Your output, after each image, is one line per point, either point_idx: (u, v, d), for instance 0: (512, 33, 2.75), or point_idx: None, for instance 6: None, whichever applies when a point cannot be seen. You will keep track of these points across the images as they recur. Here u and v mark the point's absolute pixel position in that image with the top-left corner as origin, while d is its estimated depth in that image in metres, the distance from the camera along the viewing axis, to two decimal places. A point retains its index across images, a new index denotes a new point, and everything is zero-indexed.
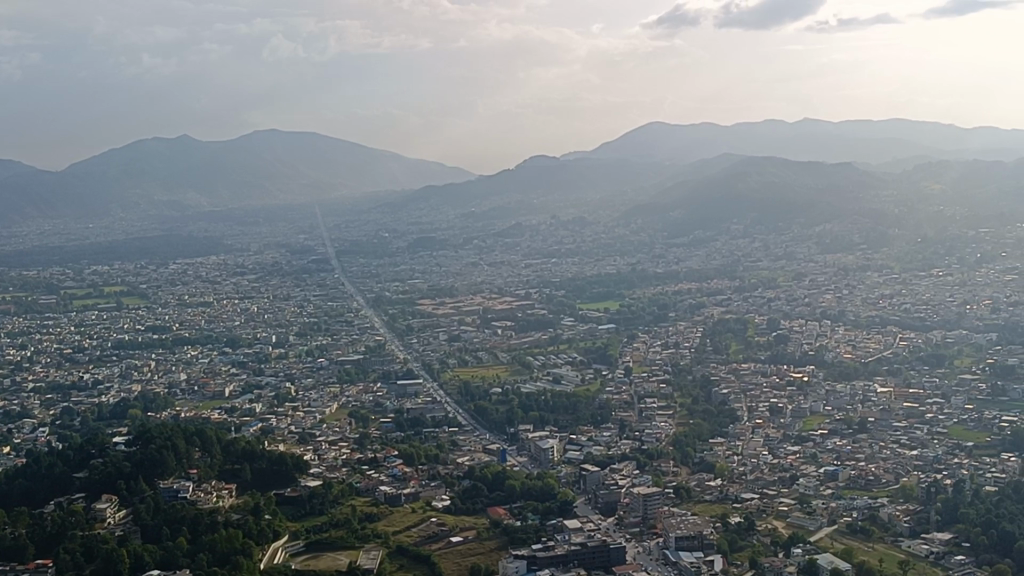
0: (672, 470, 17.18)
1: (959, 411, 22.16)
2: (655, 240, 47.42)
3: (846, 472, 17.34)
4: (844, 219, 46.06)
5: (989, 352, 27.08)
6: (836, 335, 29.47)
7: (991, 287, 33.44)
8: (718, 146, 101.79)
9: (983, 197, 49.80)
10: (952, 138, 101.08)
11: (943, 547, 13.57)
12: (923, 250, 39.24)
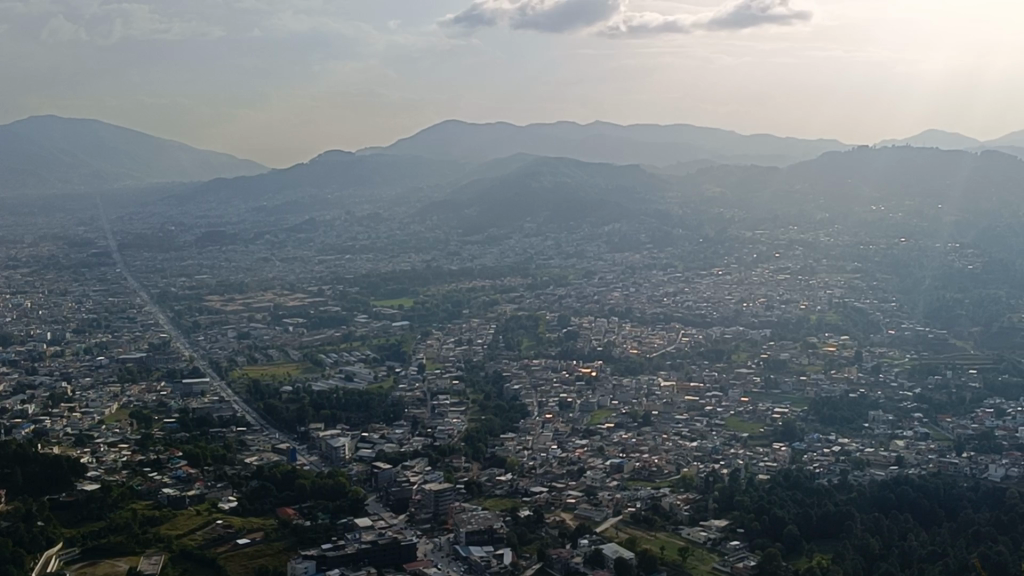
0: (463, 466, 17.21)
1: (735, 404, 23.16)
2: (451, 237, 47.62)
3: (631, 463, 17.82)
4: (633, 220, 47.51)
5: (763, 348, 28.47)
6: (623, 331, 30.32)
7: (766, 285, 35.19)
8: (514, 144, 103.25)
9: (760, 200, 52.41)
10: (734, 143, 105.94)
11: (719, 533, 14.09)
12: (705, 251, 40.92)
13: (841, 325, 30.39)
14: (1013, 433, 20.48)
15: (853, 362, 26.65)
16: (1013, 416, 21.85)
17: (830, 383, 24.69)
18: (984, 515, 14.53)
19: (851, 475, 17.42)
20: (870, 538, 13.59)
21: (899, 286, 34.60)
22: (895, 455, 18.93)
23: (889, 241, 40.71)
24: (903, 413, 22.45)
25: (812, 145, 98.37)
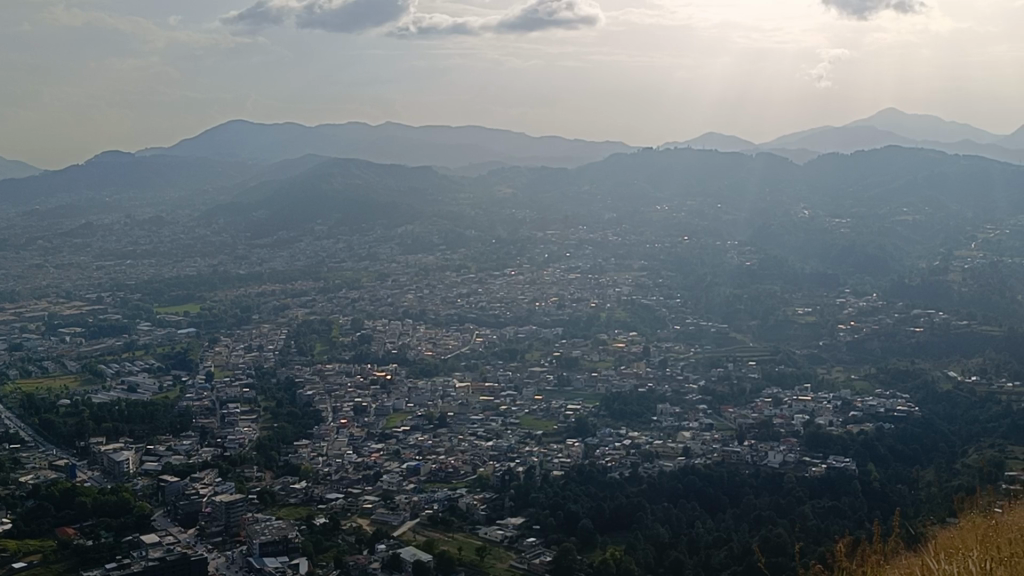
0: (256, 475, 16.61)
1: (529, 402, 23.36)
2: (240, 240, 46.31)
3: (426, 466, 17.70)
4: (425, 221, 47.47)
5: (556, 346, 28.90)
6: (417, 333, 30.16)
7: (556, 285, 35.80)
8: (303, 145, 101.51)
9: (551, 202, 53.37)
10: (523, 143, 107.60)
11: (516, 531, 14.07)
12: (497, 251, 41.31)
13: (629, 321, 31.23)
14: (790, 420, 21.50)
15: (642, 358, 27.41)
16: (790, 404, 22.95)
17: (620, 378, 25.29)
18: (765, 500, 15.08)
19: (641, 467, 17.80)
20: (661, 527, 13.85)
21: (682, 282, 35.86)
22: (682, 446, 19.53)
23: (673, 240, 42.21)
24: (689, 405, 23.23)
25: (598, 148, 101.03)
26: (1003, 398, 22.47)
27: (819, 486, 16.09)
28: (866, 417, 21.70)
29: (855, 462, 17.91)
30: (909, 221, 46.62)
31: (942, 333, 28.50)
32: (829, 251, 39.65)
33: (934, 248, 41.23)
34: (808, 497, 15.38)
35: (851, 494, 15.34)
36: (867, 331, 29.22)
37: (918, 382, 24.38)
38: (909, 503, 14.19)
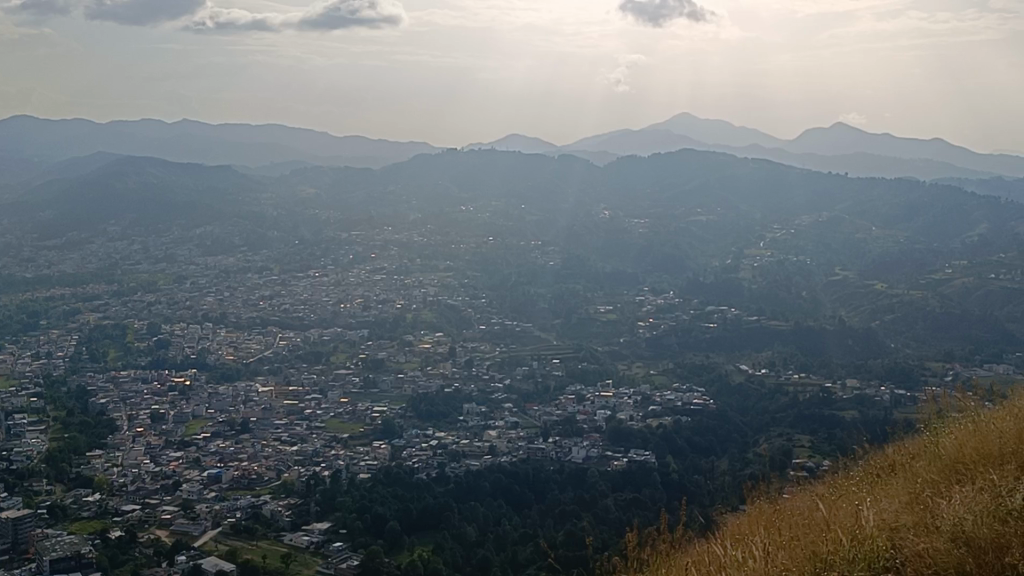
0: (46, 489, 15.70)
1: (334, 405, 23.04)
2: (26, 241, 43.89)
3: (229, 473, 17.20)
4: (226, 222, 46.18)
5: (361, 348, 28.62)
6: (217, 337, 29.28)
7: (361, 286, 35.55)
8: (95, 141, 97.31)
9: (356, 202, 52.88)
10: (328, 143, 106.57)
11: (322, 536, 13.71)
12: (301, 253, 40.64)
13: (435, 322, 31.26)
14: (593, 416, 21.97)
15: (448, 358, 27.49)
16: (593, 400, 23.44)
17: (426, 379, 25.25)
18: (570, 495, 15.31)
19: (448, 467, 17.81)
20: (468, 526, 13.80)
21: (487, 282, 36.18)
22: (488, 445, 19.64)
23: (478, 240, 42.53)
24: (495, 403, 23.42)
25: (403, 149, 101.08)
26: (790, 390, 23.64)
27: (620, 479, 16.43)
28: (664, 411, 22.36)
29: (654, 455, 18.40)
30: (703, 223, 48.52)
31: (734, 329, 29.76)
32: (627, 251, 40.83)
33: (726, 248, 43.05)
34: (611, 490, 15.67)
35: (651, 487, 15.73)
36: (665, 328, 30.22)
37: (712, 375, 25.35)
38: (705, 492, 14.67)
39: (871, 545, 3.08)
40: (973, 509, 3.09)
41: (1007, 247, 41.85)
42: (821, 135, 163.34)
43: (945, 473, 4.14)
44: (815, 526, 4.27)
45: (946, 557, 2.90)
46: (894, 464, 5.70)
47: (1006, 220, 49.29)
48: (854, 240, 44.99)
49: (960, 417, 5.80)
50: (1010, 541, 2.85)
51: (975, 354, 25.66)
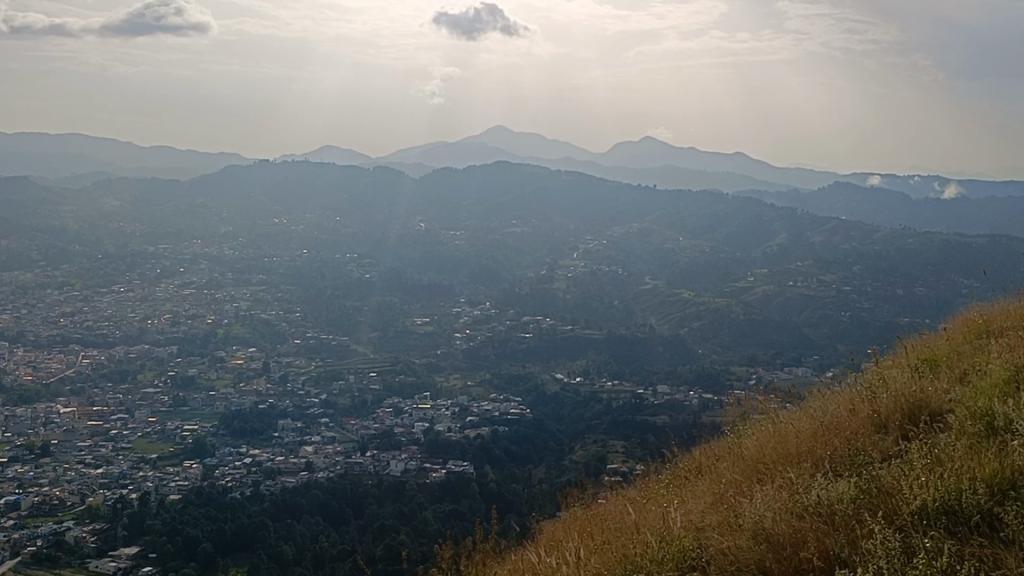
0: None
1: (143, 425, 22.13)
2: None
3: (28, 499, 16.20)
4: (24, 235, 43.83)
5: (171, 365, 27.66)
6: (12, 356, 27.68)
7: (170, 302, 34.39)
8: None
9: (164, 216, 51.09)
10: (132, 154, 102.97)
11: (130, 561, 12.95)
12: (105, 267, 38.97)
13: (248, 338, 30.53)
14: (410, 429, 21.86)
15: (261, 374, 26.86)
16: (410, 413, 23.31)
17: (240, 397, 24.59)
18: (388, 509, 15.10)
19: (263, 485, 17.35)
20: (285, 545, 13.38)
21: (302, 296, 35.60)
22: (304, 461, 19.27)
23: (291, 253, 41.79)
24: (311, 419, 23.00)
25: (212, 160, 98.66)
26: (604, 397, 24.20)
27: (438, 491, 16.39)
28: (481, 422, 22.41)
29: (473, 464, 18.42)
30: (518, 235, 49.15)
31: (549, 339, 30.20)
32: (443, 263, 40.96)
33: (541, 259, 43.70)
34: (430, 502, 15.56)
35: (470, 497, 15.72)
36: (481, 339, 30.41)
37: (529, 385, 25.66)
38: (524, 497, 14.79)
39: (664, 551, 2.68)
40: (771, 505, 2.74)
41: (803, 256, 44.06)
42: (629, 150, 168.59)
43: (748, 472, 3.85)
44: (615, 536, 3.90)
45: (747, 556, 2.51)
46: (696, 470, 5.54)
47: (802, 230, 51.96)
48: (662, 251, 46.48)
49: (759, 421, 5.64)
50: (807, 535, 2.48)
51: (776, 358, 26.88)
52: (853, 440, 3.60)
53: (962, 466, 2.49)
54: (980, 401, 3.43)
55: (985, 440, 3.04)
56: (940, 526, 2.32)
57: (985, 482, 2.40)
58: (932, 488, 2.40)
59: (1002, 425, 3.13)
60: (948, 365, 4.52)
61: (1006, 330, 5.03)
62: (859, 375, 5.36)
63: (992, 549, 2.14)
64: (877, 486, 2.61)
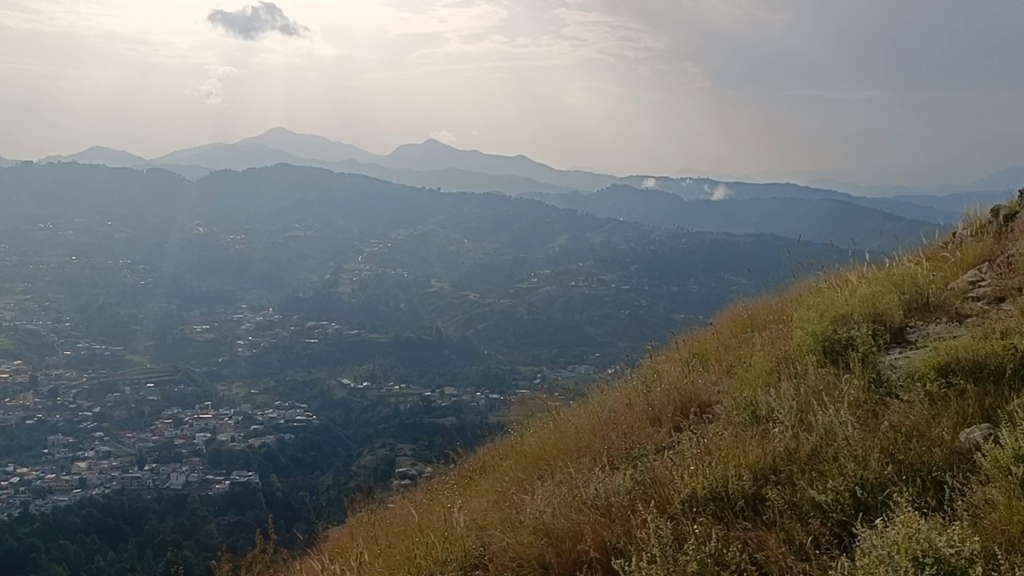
0: None
1: None
2: None
3: None
4: None
5: None
6: None
7: None
8: None
9: None
10: None
11: None
12: None
13: (13, 349, 28.68)
14: (191, 440, 21.09)
15: (28, 388, 25.27)
16: (191, 424, 22.50)
17: (4, 412, 23.03)
18: (169, 523, 14.39)
19: (32, 505, 16.26)
20: (57, 564, 12.51)
21: (73, 305, 33.76)
22: (77, 478, 18.21)
23: (59, 259, 39.66)
24: (84, 434, 21.81)
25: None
26: (390, 401, 24.12)
27: (222, 502, 15.77)
28: (266, 430, 21.86)
29: (258, 473, 17.88)
30: (301, 238, 48.34)
31: (334, 345, 29.85)
32: (224, 269, 39.83)
33: (325, 263, 43.18)
34: (213, 514, 14.94)
35: (257, 506, 15.21)
36: (265, 345, 29.68)
37: (314, 391, 25.25)
38: (311, 502, 14.42)
39: (445, 552, 1.96)
40: (549, 503, 2.09)
41: (583, 257, 45.31)
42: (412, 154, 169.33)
43: (524, 460, 3.13)
44: (400, 527, 3.26)
45: (527, 554, 1.86)
46: (450, 480, 4.80)
47: (581, 232, 53.52)
48: (446, 253, 46.79)
49: (521, 429, 4.88)
50: (588, 528, 1.83)
51: (559, 356, 27.53)
52: (623, 434, 2.90)
53: (726, 453, 1.88)
54: (746, 385, 2.70)
55: (742, 425, 2.31)
56: (719, 512, 1.72)
57: (749, 471, 1.80)
58: (699, 476, 1.80)
59: (756, 414, 2.36)
60: (717, 358, 3.88)
61: (770, 322, 4.38)
62: (630, 375, 4.63)
63: (756, 533, 1.55)
64: (649, 477, 2.01)
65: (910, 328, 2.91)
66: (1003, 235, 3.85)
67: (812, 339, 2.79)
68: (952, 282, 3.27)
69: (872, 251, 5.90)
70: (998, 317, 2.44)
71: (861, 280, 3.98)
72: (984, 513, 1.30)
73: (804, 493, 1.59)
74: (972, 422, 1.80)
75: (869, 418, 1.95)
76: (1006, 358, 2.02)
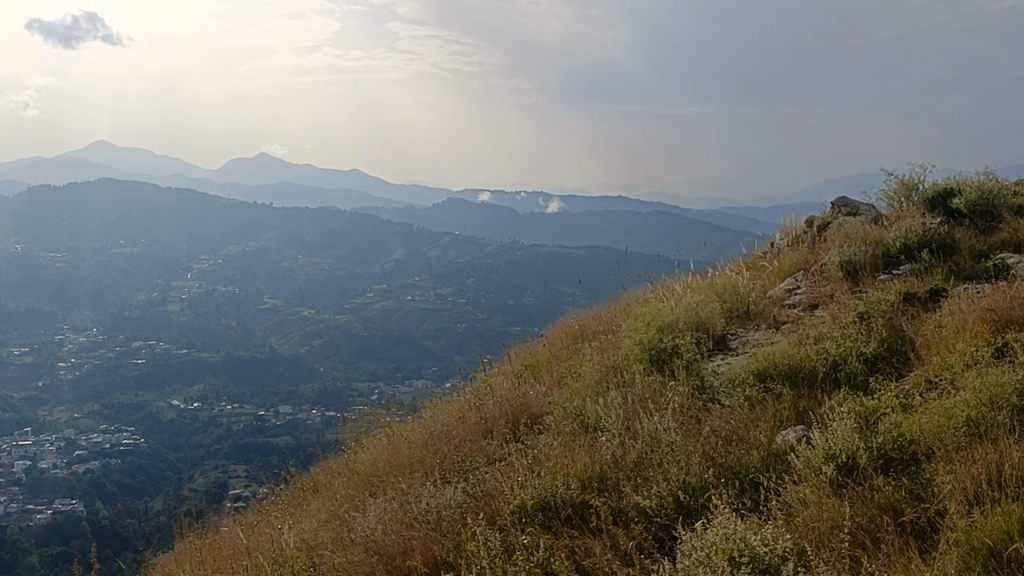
0: None
1: None
2: None
3: None
4: None
5: None
6: None
7: None
8: None
9: None
10: None
11: None
12: None
13: None
14: (9, 470, 19.91)
15: None
16: (9, 451, 21.24)
17: None
18: None
19: None
20: None
21: None
22: None
23: None
24: None
25: None
26: (223, 421, 23.50)
27: (43, 534, 14.76)
28: (91, 455, 20.83)
29: (83, 502, 16.91)
30: (126, 257, 46.61)
31: (163, 365, 28.81)
32: (43, 289, 38.02)
33: (152, 281, 41.78)
34: (32, 546, 13.92)
35: (77, 532, 14.41)
36: (89, 367, 28.41)
37: (143, 414, 24.30)
38: (135, 527, 13.77)
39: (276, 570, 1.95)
40: (378, 517, 2.05)
41: (419, 272, 45.24)
42: (242, 170, 166.02)
43: (352, 476, 2.94)
44: (223, 547, 3.08)
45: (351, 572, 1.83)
46: (276, 494, 4.59)
47: (416, 248, 53.47)
48: (280, 270, 45.96)
49: (346, 439, 4.72)
50: (415, 543, 1.82)
51: (397, 371, 27.38)
52: (452, 445, 2.67)
53: (557, 461, 1.96)
54: (576, 396, 2.65)
55: (570, 435, 2.30)
56: (544, 525, 1.74)
57: (578, 479, 1.88)
58: (529, 487, 1.85)
59: (584, 424, 2.34)
60: (548, 367, 3.89)
61: (600, 331, 4.41)
62: (462, 385, 4.57)
63: (581, 540, 1.63)
64: (481, 488, 2.00)
65: (731, 335, 2.99)
66: (815, 244, 4.00)
67: (639, 348, 2.82)
68: (768, 291, 3.48)
69: (695, 260, 6.02)
70: (813, 324, 2.67)
71: (685, 288, 4.07)
72: (799, 509, 1.43)
73: (631, 499, 1.69)
74: (787, 425, 1.96)
75: (693, 423, 2.07)
76: (816, 363, 2.25)
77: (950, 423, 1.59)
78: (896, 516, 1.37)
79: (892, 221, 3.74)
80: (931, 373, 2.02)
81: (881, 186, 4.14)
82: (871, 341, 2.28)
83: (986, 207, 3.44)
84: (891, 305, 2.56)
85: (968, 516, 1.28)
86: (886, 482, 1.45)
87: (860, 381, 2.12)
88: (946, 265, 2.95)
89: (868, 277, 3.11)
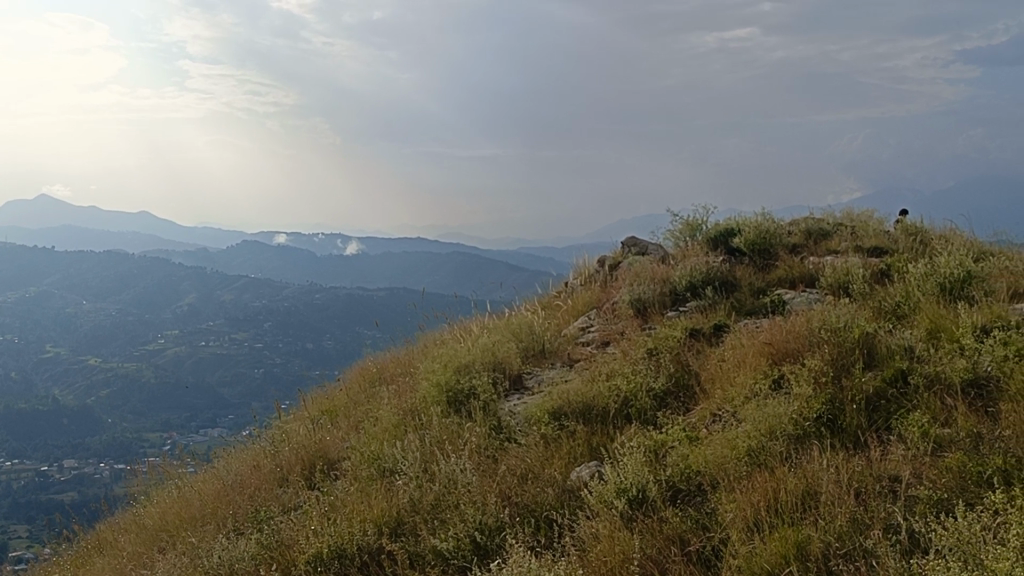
0: None
1: None
2: None
3: None
4: None
5: None
6: None
7: None
8: None
9: None
10: None
11: None
12: None
13: None
14: None
15: None
16: None
17: None
18: None
19: None
20: None
21: None
22: None
23: None
24: None
25: None
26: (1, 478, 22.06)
27: None
28: None
29: None
30: None
31: None
32: None
33: None
34: None
35: None
36: None
37: None
38: None
39: None
40: None
41: (213, 317, 43.98)
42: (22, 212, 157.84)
43: (138, 531, 2.75)
44: None
45: None
46: (53, 556, 4.23)
47: (210, 292, 52.02)
48: (65, 318, 43.76)
49: (131, 493, 4.43)
50: None
51: (190, 420, 26.46)
52: (246, 494, 2.50)
53: (353, 507, 1.89)
54: (372, 439, 2.54)
55: (367, 481, 2.19)
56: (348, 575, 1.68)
57: (376, 524, 1.81)
58: (328, 532, 1.79)
59: (381, 469, 2.22)
60: (346, 413, 3.74)
61: (400, 374, 4.28)
62: (257, 434, 4.33)
63: None
64: (277, 537, 1.92)
65: (527, 375, 2.96)
66: (608, 284, 4.06)
67: (437, 391, 2.74)
68: (563, 329, 3.49)
69: (493, 302, 5.96)
70: (603, 360, 2.67)
71: (483, 330, 4.00)
72: (590, 544, 1.45)
73: (428, 541, 1.65)
74: (581, 461, 1.95)
75: (488, 464, 2.02)
76: (608, 401, 2.24)
77: (731, 454, 1.64)
78: (680, 546, 1.40)
79: (678, 259, 3.79)
80: (713, 407, 2.03)
81: (668, 226, 4.22)
82: (659, 377, 2.30)
83: (763, 246, 3.58)
84: (677, 341, 2.60)
85: (743, 543, 1.34)
86: (668, 513, 1.47)
87: (648, 417, 2.12)
88: (727, 301, 3.02)
89: (656, 314, 3.15)
